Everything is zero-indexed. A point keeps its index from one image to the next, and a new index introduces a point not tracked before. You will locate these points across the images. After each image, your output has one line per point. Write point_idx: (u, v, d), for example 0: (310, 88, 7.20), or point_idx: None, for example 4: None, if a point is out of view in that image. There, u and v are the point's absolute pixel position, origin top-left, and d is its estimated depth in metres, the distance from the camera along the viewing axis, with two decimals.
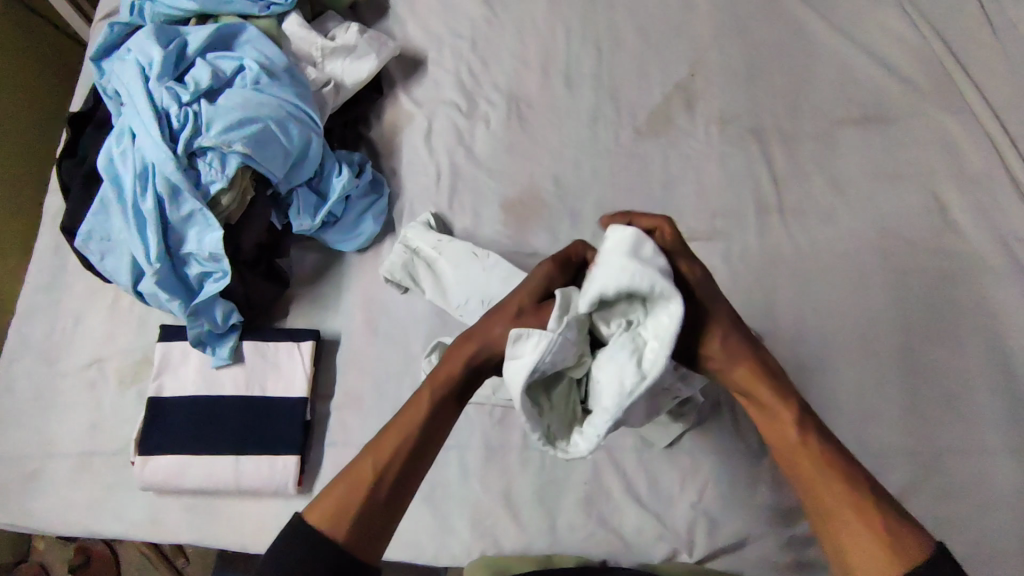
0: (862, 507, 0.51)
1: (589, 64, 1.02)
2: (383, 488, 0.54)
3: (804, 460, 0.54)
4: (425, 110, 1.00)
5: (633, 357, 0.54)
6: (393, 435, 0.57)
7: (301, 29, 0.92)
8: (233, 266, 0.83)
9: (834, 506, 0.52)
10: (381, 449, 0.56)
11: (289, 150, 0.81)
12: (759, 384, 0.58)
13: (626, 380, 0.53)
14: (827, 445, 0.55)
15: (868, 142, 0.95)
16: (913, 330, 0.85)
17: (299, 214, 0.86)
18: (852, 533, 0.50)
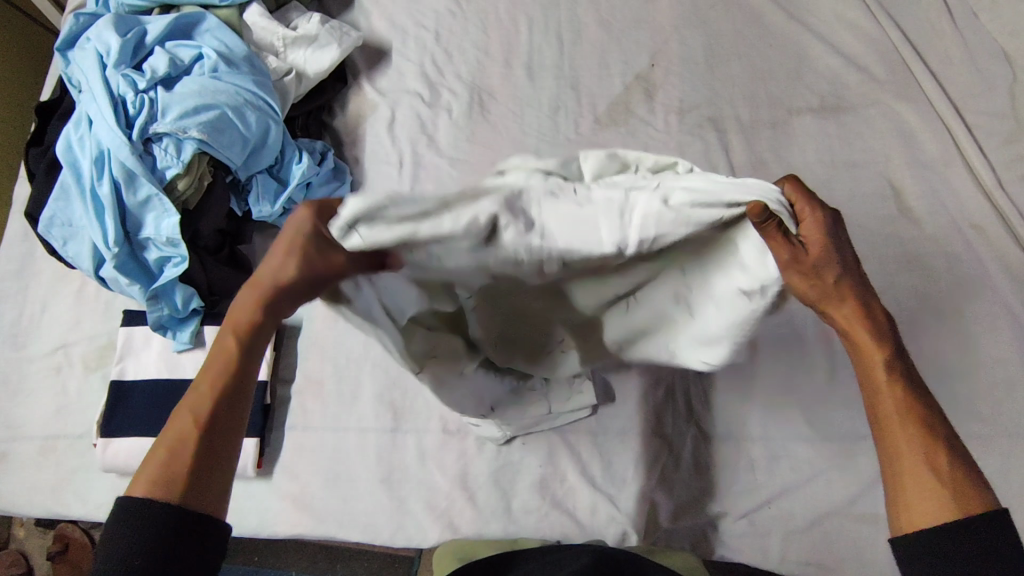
0: (931, 455, 0.48)
1: (551, 54, 1.03)
2: (215, 431, 0.52)
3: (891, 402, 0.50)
4: (389, 100, 1.01)
5: (656, 203, 0.45)
6: (206, 385, 0.54)
7: (262, 19, 0.93)
8: (192, 251, 0.84)
9: (908, 454, 0.48)
10: (198, 401, 0.54)
11: (246, 137, 0.83)
12: (856, 327, 0.51)
13: (621, 197, 0.46)
14: (911, 382, 0.50)
15: (825, 133, 0.97)
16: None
17: (260, 201, 0.88)
18: (920, 485, 0.47)
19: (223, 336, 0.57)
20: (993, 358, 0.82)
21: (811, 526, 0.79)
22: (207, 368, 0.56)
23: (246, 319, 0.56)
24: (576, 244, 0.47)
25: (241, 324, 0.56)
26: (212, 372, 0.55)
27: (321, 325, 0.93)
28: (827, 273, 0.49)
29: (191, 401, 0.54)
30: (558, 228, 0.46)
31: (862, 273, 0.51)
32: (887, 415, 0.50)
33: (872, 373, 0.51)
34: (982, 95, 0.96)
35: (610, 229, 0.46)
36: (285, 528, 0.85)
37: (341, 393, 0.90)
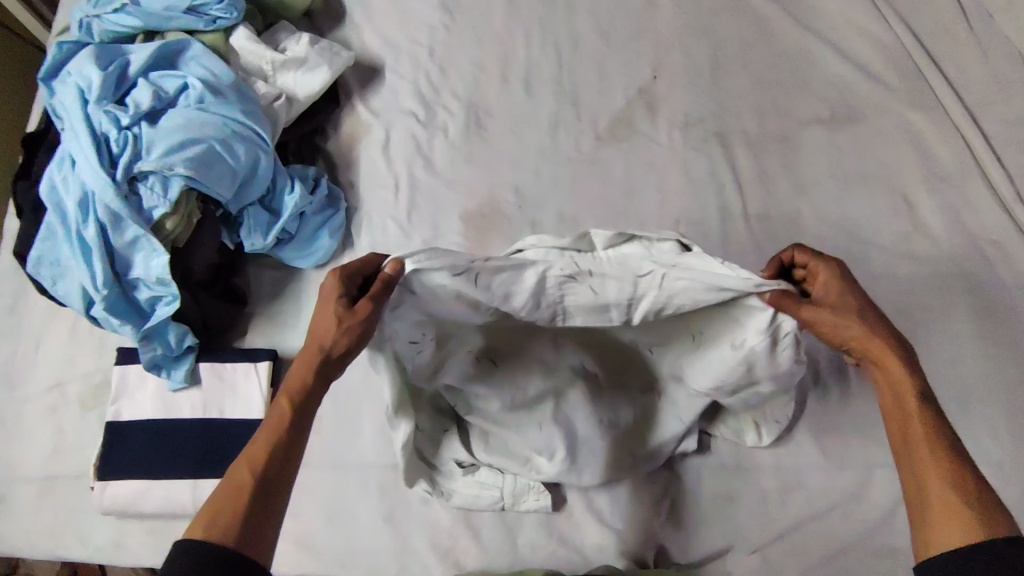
0: (953, 474, 0.52)
1: (549, 67, 0.99)
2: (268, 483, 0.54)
3: (918, 431, 0.54)
4: (383, 121, 0.98)
5: (657, 291, 0.61)
6: (260, 442, 0.56)
7: (249, 42, 0.89)
8: (185, 289, 0.82)
9: (934, 473, 0.52)
10: (253, 457, 0.55)
11: (236, 170, 0.81)
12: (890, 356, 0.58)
13: (633, 291, 0.62)
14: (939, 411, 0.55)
15: (836, 146, 0.93)
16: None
17: (251, 232, 0.86)
18: (944, 495, 0.51)
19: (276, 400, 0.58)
20: (1015, 382, 0.79)
21: (827, 560, 0.77)
22: (259, 430, 0.57)
23: (300, 381, 0.59)
24: (593, 316, 0.65)
25: (295, 386, 0.59)
26: (264, 432, 0.57)
27: None
28: (850, 322, 0.59)
29: (245, 456, 0.55)
30: (577, 309, 0.64)
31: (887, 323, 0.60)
32: (916, 434, 0.54)
33: (905, 401, 0.56)
34: (999, 101, 0.92)
35: (618, 313, 0.64)
36: (285, 568, 0.83)
37: (341, 427, 0.88)
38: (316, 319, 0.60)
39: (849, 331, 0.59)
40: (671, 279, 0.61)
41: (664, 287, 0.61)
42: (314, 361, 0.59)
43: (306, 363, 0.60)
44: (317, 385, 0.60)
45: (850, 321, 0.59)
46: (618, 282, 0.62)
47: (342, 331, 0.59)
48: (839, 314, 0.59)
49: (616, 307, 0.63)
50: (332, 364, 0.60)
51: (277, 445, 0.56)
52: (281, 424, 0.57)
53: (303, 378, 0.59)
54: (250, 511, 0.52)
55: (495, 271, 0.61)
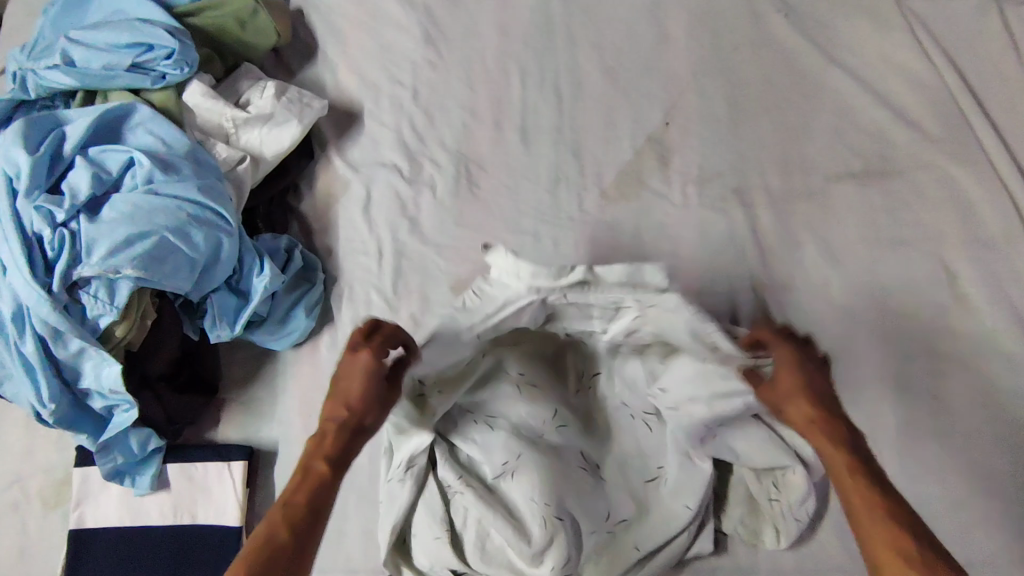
0: (900, 542, 0.50)
1: (549, 112, 0.88)
2: (299, 549, 0.54)
3: (858, 503, 0.53)
4: (363, 176, 0.88)
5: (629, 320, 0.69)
6: (300, 503, 0.55)
7: (206, 98, 0.78)
8: (145, 390, 0.74)
9: (880, 541, 0.51)
10: (293, 522, 0.54)
11: (194, 260, 0.71)
12: (823, 432, 0.56)
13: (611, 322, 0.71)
14: (878, 477, 0.54)
15: (868, 206, 0.84)
16: (919, 430, 0.75)
17: (217, 322, 0.76)
18: (894, 565, 0.49)
19: (312, 462, 0.58)
20: None
21: None
22: (294, 490, 0.56)
23: (336, 447, 0.59)
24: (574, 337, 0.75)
25: (331, 451, 0.58)
26: (300, 493, 0.56)
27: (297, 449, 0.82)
28: (791, 398, 0.59)
29: (284, 517, 0.54)
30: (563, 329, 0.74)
31: (828, 393, 0.59)
32: (856, 503, 0.53)
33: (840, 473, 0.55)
34: None
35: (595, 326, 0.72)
36: None
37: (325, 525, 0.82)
38: (349, 386, 0.60)
39: (794, 408, 0.58)
40: (642, 315, 0.68)
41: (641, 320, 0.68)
42: (347, 426, 0.59)
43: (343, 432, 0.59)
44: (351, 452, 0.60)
45: (798, 401, 0.58)
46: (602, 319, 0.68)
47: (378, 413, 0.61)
48: (784, 393, 0.59)
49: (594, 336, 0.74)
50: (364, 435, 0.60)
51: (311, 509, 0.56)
52: (316, 487, 0.56)
53: (340, 445, 0.59)
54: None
55: (486, 306, 0.68)
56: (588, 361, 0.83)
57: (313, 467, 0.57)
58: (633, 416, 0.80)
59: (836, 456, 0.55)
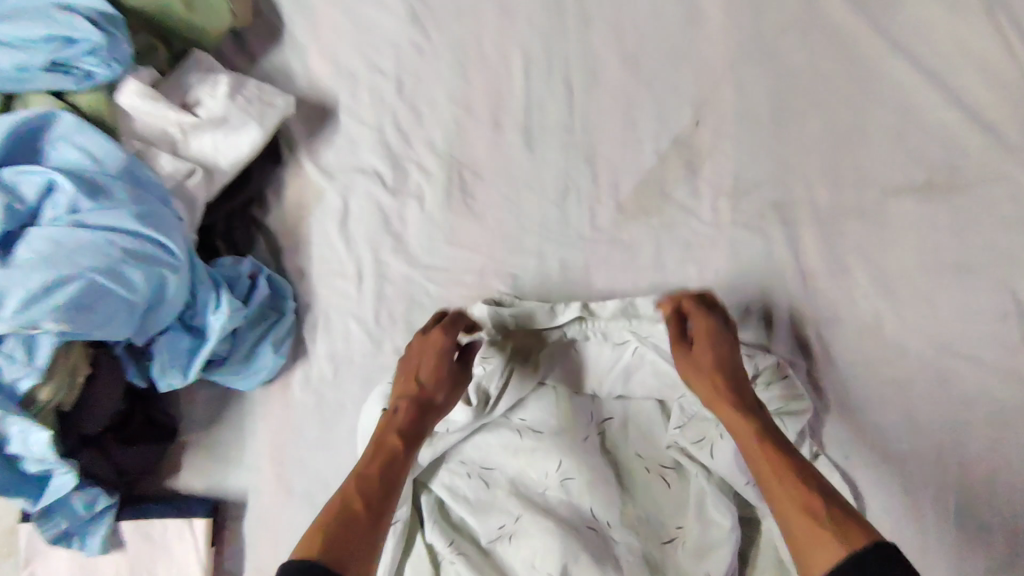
0: (807, 503, 0.53)
1: (557, 109, 0.74)
2: (376, 509, 0.59)
3: (769, 470, 0.57)
4: (338, 184, 0.75)
5: (613, 346, 0.71)
6: (373, 473, 0.61)
7: (143, 100, 0.65)
8: (88, 445, 0.66)
9: (787, 501, 0.54)
10: (368, 487, 0.60)
11: (133, 303, 0.60)
12: (725, 403, 0.62)
13: (605, 353, 0.71)
14: (782, 446, 0.58)
15: (930, 227, 0.71)
16: (975, 495, 0.68)
17: (168, 368, 0.66)
18: (802, 523, 0.52)
19: (386, 436, 0.64)
20: None
21: None
22: (369, 460, 0.62)
23: (408, 419, 0.65)
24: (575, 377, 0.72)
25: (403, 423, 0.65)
26: (376, 467, 0.62)
27: (270, 500, 0.73)
28: (701, 364, 0.64)
29: (359, 484, 0.60)
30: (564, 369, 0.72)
31: (734, 375, 0.63)
32: (765, 472, 0.57)
33: (753, 447, 0.59)
34: None
35: (592, 358, 0.72)
36: None
37: None
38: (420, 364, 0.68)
39: (698, 388, 0.64)
40: (629, 344, 0.70)
41: (635, 355, 0.70)
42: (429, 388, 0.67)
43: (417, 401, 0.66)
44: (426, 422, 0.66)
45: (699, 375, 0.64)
46: (592, 346, 0.72)
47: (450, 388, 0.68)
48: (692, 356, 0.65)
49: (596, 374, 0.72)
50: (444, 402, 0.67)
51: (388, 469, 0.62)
52: (390, 457, 0.63)
53: (410, 415, 0.65)
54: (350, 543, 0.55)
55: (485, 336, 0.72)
56: (598, 406, 0.72)
57: (387, 439, 0.64)
58: (649, 470, 0.70)
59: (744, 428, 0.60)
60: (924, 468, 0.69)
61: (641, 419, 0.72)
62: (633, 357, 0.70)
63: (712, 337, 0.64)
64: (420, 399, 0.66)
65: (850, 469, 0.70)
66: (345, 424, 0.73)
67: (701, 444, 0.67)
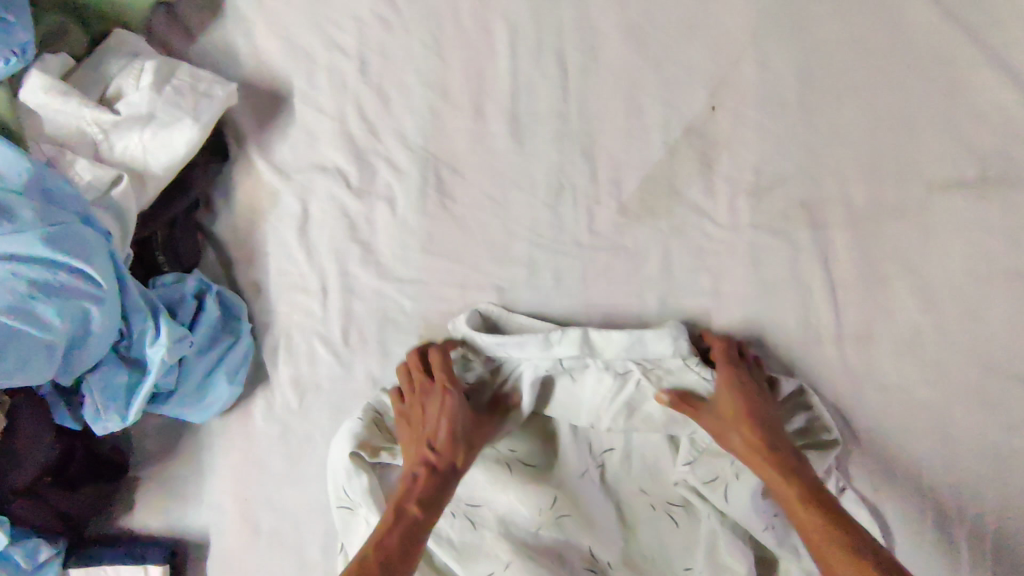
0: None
1: (549, 93, 0.63)
2: None
3: (819, 539, 0.50)
4: (296, 185, 0.65)
5: (616, 376, 0.61)
6: (392, 550, 0.51)
7: (53, 98, 0.55)
8: (19, 497, 0.57)
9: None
10: (386, 563, 0.50)
11: (52, 343, 0.51)
12: (761, 458, 0.54)
13: (605, 384, 0.61)
14: (834, 508, 0.51)
15: (983, 229, 0.60)
16: (1021, 535, 0.60)
17: (104, 410, 0.57)
18: None
19: (405, 506, 0.54)
20: None
21: None
22: (387, 534, 0.52)
23: (430, 488, 0.55)
24: (567, 409, 0.63)
25: (424, 493, 0.55)
26: (395, 538, 0.52)
27: (233, 539, 0.66)
28: (727, 415, 0.56)
29: (377, 560, 0.50)
30: (555, 396, 0.63)
31: (771, 424, 0.56)
32: (815, 544, 0.50)
33: (798, 511, 0.52)
34: None
35: (590, 390, 0.62)
36: None
37: None
38: (434, 424, 0.58)
39: (734, 441, 0.56)
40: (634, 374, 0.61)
41: (640, 387, 0.61)
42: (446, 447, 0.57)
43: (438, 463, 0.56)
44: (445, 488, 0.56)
45: (733, 427, 0.56)
46: (591, 376, 0.62)
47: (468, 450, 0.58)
48: (717, 406, 0.57)
49: (591, 408, 0.62)
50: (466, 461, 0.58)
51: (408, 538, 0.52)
52: (409, 531, 0.53)
53: (432, 483, 0.55)
54: None
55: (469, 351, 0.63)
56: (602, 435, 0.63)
57: (405, 509, 0.54)
58: (654, 507, 0.62)
59: (789, 489, 0.53)
60: (963, 504, 0.61)
61: (647, 450, 0.63)
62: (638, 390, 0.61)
63: (736, 381, 0.57)
64: (442, 466, 0.56)
65: (877, 502, 0.63)
66: (312, 458, 0.64)
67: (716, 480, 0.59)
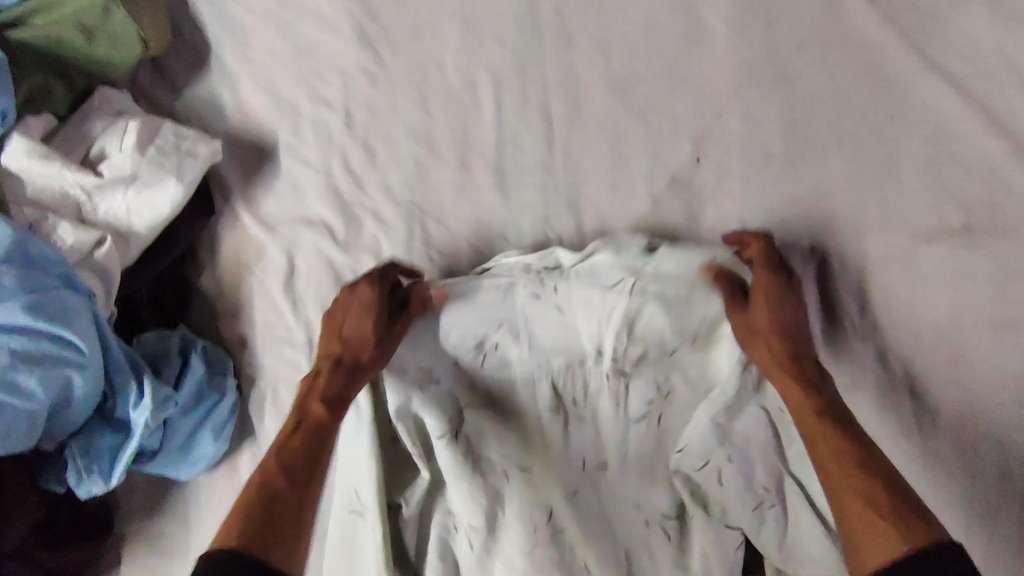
0: (862, 486, 0.46)
1: (534, 146, 0.63)
2: (297, 501, 0.49)
3: (830, 446, 0.49)
4: (281, 238, 0.65)
5: (620, 313, 0.56)
6: (293, 450, 0.51)
7: (35, 161, 0.55)
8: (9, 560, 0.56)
9: (840, 481, 0.47)
10: (286, 463, 0.50)
11: (35, 414, 0.51)
12: (793, 386, 0.52)
13: (606, 314, 0.56)
14: (852, 429, 0.49)
15: (970, 279, 0.59)
16: None
17: (87, 475, 0.57)
18: (858, 507, 0.46)
19: (308, 406, 0.54)
20: None
21: None
22: (289, 438, 0.52)
23: (332, 385, 0.55)
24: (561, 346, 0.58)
25: (328, 392, 0.55)
26: (298, 439, 0.52)
27: None
28: (761, 326, 0.53)
29: (276, 465, 0.50)
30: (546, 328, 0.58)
31: (810, 357, 0.53)
32: (820, 447, 0.49)
33: (811, 437, 0.50)
34: None
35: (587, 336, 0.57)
36: None
37: None
38: (342, 321, 0.57)
39: (761, 346, 0.53)
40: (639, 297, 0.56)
41: (633, 300, 0.56)
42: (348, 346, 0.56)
43: (340, 369, 0.55)
44: (350, 384, 0.55)
45: (763, 336, 0.53)
46: (585, 299, 0.57)
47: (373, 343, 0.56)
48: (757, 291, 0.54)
49: (590, 347, 0.57)
50: (380, 345, 0.56)
51: (312, 428, 0.53)
52: (313, 431, 0.53)
53: (336, 379, 0.55)
54: (269, 510, 0.47)
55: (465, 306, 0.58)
56: (592, 451, 0.59)
57: (309, 411, 0.54)
58: (648, 523, 0.58)
59: (805, 408, 0.51)
60: None
61: (646, 459, 0.58)
62: (641, 331, 0.56)
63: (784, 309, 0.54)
64: (346, 362, 0.56)
65: None
66: None
67: (712, 473, 0.56)
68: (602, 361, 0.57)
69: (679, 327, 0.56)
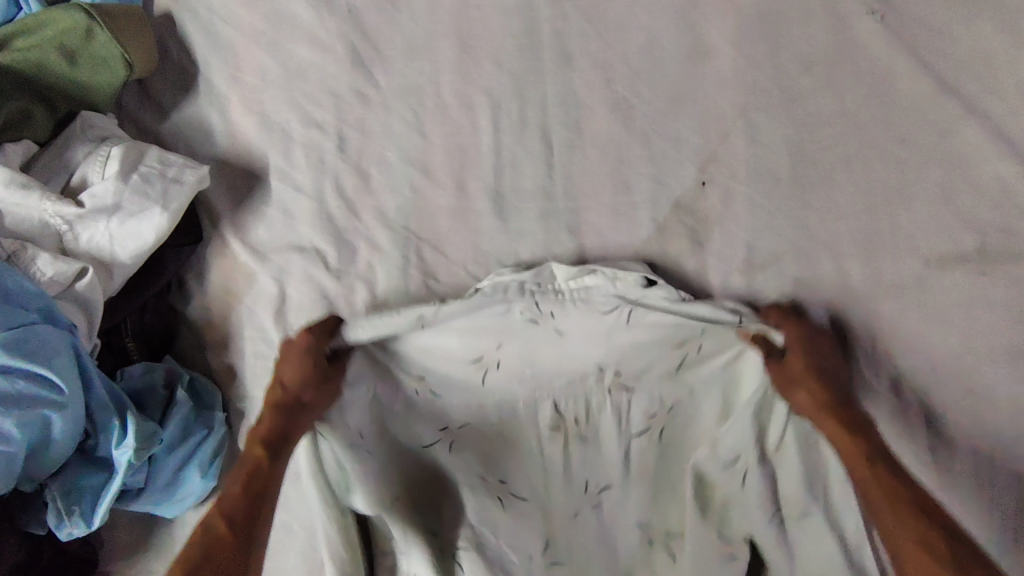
0: (923, 535, 0.47)
1: (533, 170, 0.61)
2: (245, 557, 0.50)
3: (882, 490, 0.49)
4: (272, 267, 0.63)
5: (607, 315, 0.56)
6: (237, 501, 0.51)
7: (13, 191, 0.53)
8: None
9: (902, 529, 0.48)
10: (228, 516, 0.51)
11: (12, 456, 0.49)
12: (831, 422, 0.52)
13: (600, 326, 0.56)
14: (901, 470, 0.50)
15: (985, 306, 0.56)
16: None
17: (71, 515, 0.54)
18: (923, 559, 0.46)
19: (249, 451, 0.54)
20: None
21: None
22: (231, 487, 0.52)
23: (272, 430, 0.54)
24: (562, 361, 0.59)
25: (268, 435, 0.54)
26: (236, 487, 0.52)
27: None
28: (794, 372, 0.53)
29: (220, 520, 0.50)
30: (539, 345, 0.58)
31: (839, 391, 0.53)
32: (874, 493, 0.50)
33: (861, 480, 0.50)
34: None
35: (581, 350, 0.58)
36: None
37: None
38: (282, 367, 0.55)
39: (796, 395, 0.53)
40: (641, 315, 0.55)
41: (631, 326, 0.56)
42: (290, 387, 0.55)
43: (281, 413, 0.54)
44: (292, 427, 0.55)
45: (796, 386, 0.53)
46: (579, 316, 0.56)
47: (314, 388, 0.55)
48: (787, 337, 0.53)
49: (591, 364, 0.58)
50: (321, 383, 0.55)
51: (252, 474, 0.52)
52: (253, 480, 0.52)
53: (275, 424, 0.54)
54: None
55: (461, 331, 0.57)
56: (595, 475, 0.61)
57: (249, 455, 0.53)
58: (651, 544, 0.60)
59: (852, 450, 0.51)
60: None
61: (645, 486, 0.61)
62: (648, 342, 0.56)
63: (813, 351, 0.53)
64: (286, 404, 0.54)
65: None
66: None
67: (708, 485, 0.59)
68: (605, 374, 0.58)
69: (683, 338, 0.55)
